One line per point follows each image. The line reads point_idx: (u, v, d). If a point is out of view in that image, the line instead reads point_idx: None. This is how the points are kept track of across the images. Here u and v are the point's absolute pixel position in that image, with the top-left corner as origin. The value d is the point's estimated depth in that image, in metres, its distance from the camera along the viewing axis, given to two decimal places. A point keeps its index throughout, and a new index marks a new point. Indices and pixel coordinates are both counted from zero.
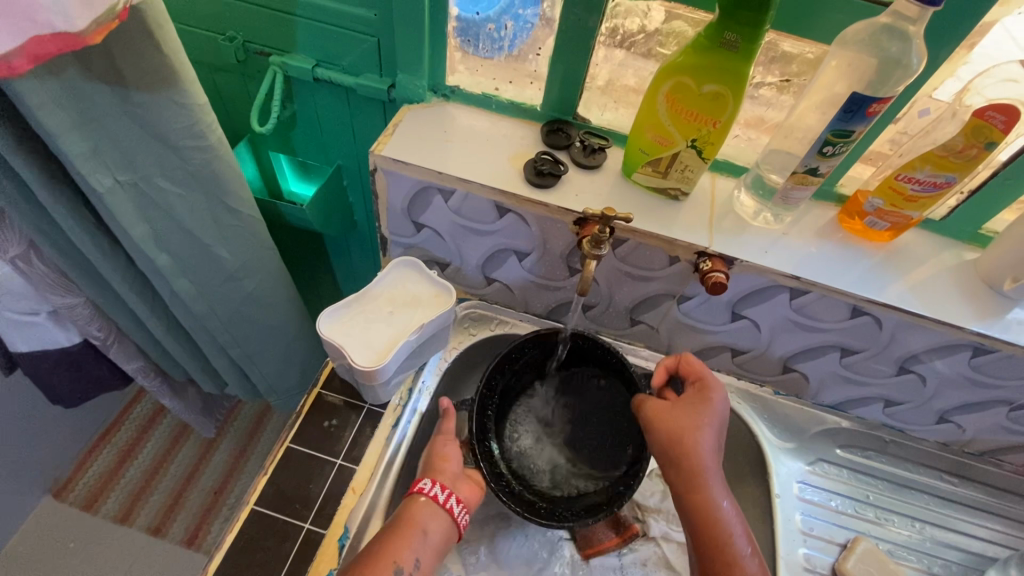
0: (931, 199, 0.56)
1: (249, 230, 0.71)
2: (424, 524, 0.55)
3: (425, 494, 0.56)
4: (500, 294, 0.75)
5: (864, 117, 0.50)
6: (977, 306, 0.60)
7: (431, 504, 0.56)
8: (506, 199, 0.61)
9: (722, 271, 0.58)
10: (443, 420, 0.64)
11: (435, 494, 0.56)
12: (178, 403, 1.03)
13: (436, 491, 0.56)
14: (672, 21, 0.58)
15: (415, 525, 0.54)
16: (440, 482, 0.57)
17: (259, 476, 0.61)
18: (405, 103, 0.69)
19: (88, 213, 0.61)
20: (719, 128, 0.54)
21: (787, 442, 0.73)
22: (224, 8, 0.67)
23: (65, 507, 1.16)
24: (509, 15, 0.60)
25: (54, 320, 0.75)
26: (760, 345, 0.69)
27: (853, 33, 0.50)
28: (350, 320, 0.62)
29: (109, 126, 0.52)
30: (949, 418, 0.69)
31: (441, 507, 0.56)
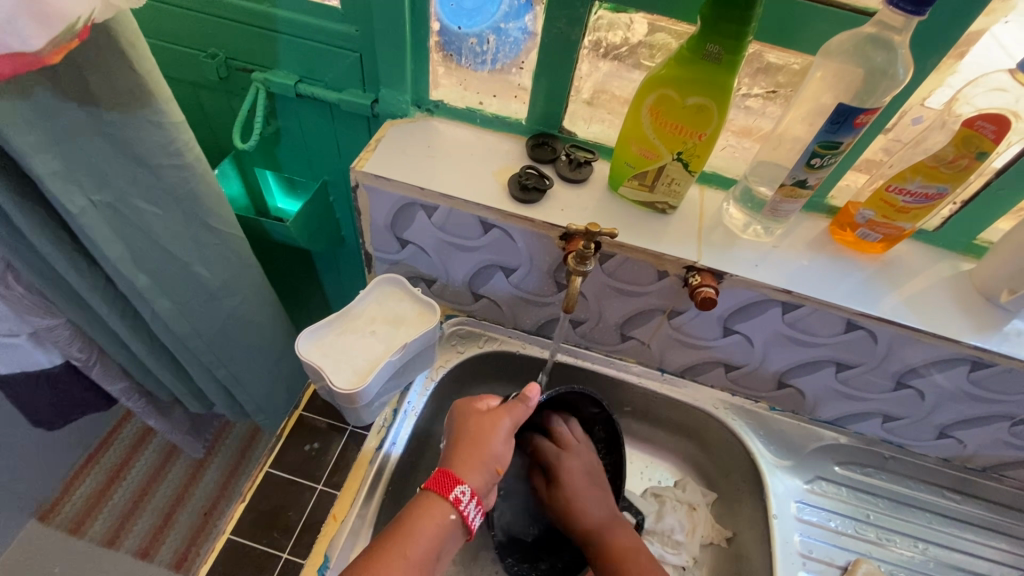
0: (923, 210, 0.55)
1: (230, 249, 0.69)
2: (442, 543, 0.50)
3: (457, 510, 0.51)
4: (488, 310, 0.73)
5: (851, 128, 0.49)
6: (974, 319, 0.58)
7: (457, 523, 0.51)
8: (491, 215, 0.60)
9: (712, 286, 0.56)
10: (519, 413, 0.57)
11: (467, 515, 0.51)
12: (164, 424, 1.00)
13: (471, 509, 0.51)
14: (656, 33, 0.57)
15: (433, 546, 0.49)
16: (478, 499, 0.52)
17: (238, 503, 0.59)
18: (389, 118, 0.68)
19: (64, 233, 0.59)
20: (705, 141, 0.53)
21: (784, 460, 0.71)
22: (205, 25, 0.67)
23: (50, 532, 1.13)
24: (491, 30, 0.60)
25: (34, 342, 0.73)
26: (754, 361, 0.67)
27: (837, 44, 0.49)
28: (331, 341, 0.60)
29: (82, 145, 0.51)
30: (949, 433, 0.67)
31: (466, 526, 0.51)
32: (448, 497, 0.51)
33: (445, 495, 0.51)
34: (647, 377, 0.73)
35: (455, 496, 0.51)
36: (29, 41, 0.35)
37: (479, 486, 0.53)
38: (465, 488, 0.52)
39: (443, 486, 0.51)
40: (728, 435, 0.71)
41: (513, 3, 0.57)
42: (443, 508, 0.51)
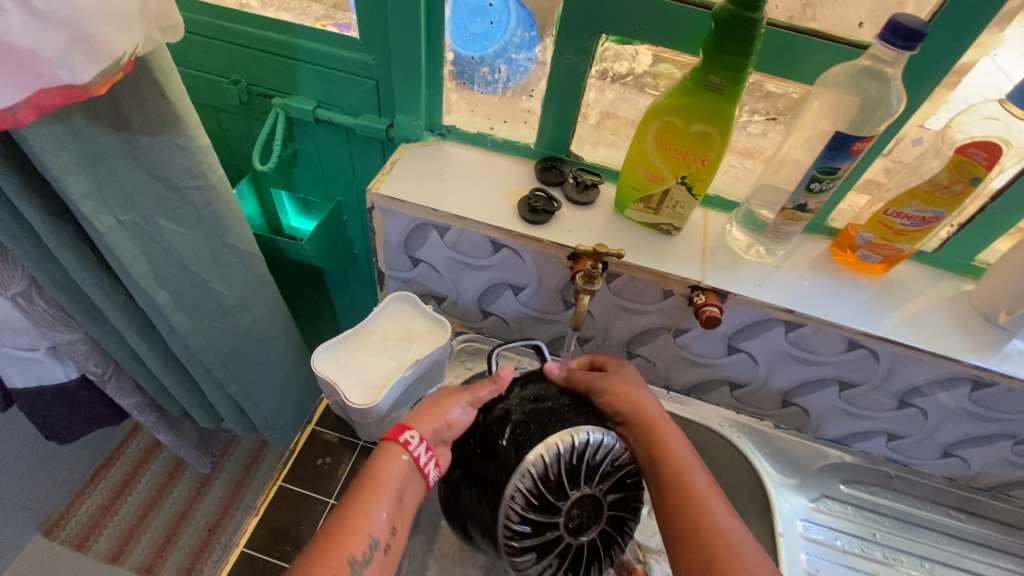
0: (921, 233, 0.57)
1: (247, 267, 0.71)
2: (403, 484, 0.52)
3: (409, 451, 0.52)
4: (497, 327, 0.75)
5: (848, 155, 0.51)
6: (973, 338, 0.59)
7: (412, 466, 0.52)
8: (501, 235, 0.62)
9: (716, 305, 0.58)
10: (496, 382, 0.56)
11: (418, 456, 0.52)
12: (173, 438, 1.01)
13: (419, 451, 0.53)
14: (660, 64, 0.60)
15: (390, 486, 0.51)
16: (427, 443, 0.53)
17: (251, 516, 0.60)
18: (403, 142, 0.71)
19: (90, 251, 0.62)
20: (707, 166, 0.55)
21: (789, 477, 0.72)
22: (229, 54, 0.70)
23: (55, 546, 1.13)
24: (502, 59, 0.63)
25: (52, 354, 0.75)
26: (758, 378, 0.68)
27: (834, 75, 0.51)
28: (343, 356, 0.62)
29: (113, 168, 0.53)
30: (953, 452, 0.68)
31: (418, 471, 0.53)
32: (399, 439, 0.53)
33: (396, 439, 0.53)
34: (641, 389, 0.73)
35: (404, 438, 0.53)
36: (77, 73, 0.38)
37: (428, 428, 0.54)
38: (413, 432, 0.53)
39: (394, 431, 0.53)
40: (732, 453, 0.71)
41: (524, 35, 0.60)
42: (395, 452, 0.53)
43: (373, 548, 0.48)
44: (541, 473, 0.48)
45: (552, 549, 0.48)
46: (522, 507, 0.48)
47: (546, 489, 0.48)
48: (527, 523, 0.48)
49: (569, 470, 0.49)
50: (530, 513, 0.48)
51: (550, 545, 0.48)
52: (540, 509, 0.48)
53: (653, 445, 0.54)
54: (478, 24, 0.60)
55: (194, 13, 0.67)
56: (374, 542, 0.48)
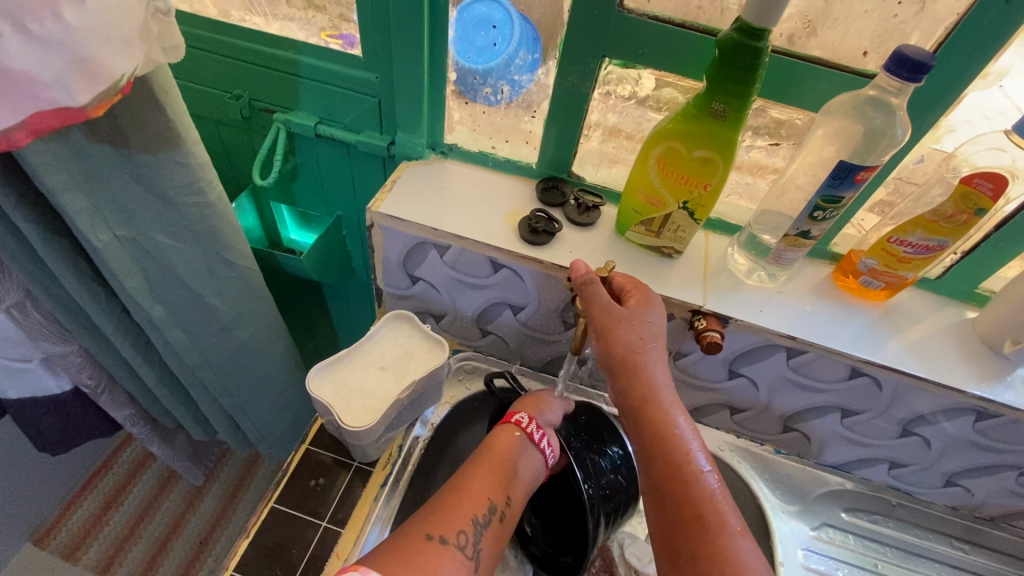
0: (925, 261, 0.57)
1: (245, 282, 0.71)
2: (517, 457, 0.57)
3: (520, 428, 0.59)
4: (495, 346, 0.74)
5: (852, 184, 0.51)
6: (978, 368, 0.59)
7: (526, 440, 0.58)
8: (501, 255, 0.61)
9: (717, 330, 0.57)
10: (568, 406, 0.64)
11: (531, 432, 0.58)
12: (166, 450, 1.00)
13: (532, 428, 0.59)
14: (663, 88, 0.60)
15: (503, 454, 0.57)
16: (537, 421, 0.60)
17: (241, 538, 0.59)
18: (404, 160, 0.71)
19: (86, 265, 0.61)
20: (709, 191, 0.55)
21: (791, 504, 0.70)
22: (232, 69, 0.70)
23: (44, 556, 1.12)
24: (505, 80, 0.62)
25: (45, 366, 0.74)
26: (759, 403, 0.68)
27: (838, 104, 0.51)
28: (339, 377, 0.61)
29: (111, 184, 0.53)
30: (956, 481, 0.67)
31: (531, 444, 0.58)
32: (510, 419, 0.60)
33: (509, 419, 0.60)
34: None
35: (516, 418, 0.60)
36: (75, 96, 0.37)
37: (534, 412, 0.61)
38: (522, 413, 0.60)
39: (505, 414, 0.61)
40: (733, 477, 0.70)
41: (527, 56, 0.60)
42: (509, 429, 0.59)
43: (489, 512, 0.52)
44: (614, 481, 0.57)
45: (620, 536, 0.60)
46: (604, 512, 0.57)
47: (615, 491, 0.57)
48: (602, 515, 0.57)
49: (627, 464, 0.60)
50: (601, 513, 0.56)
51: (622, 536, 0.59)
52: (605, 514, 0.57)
53: (653, 429, 0.51)
54: (481, 39, 0.60)
55: (198, 28, 0.67)
56: (491, 507, 0.52)
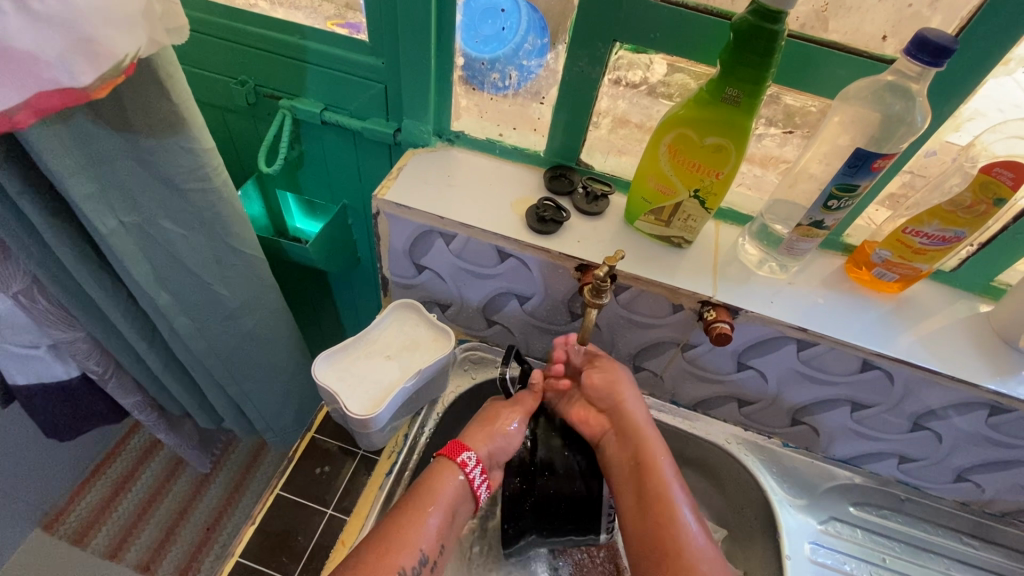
0: (940, 252, 0.55)
1: (250, 269, 0.71)
2: (457, 501, 0.55)
3: (464, 472, 0.56)
4: (501, 336, 0.74)
5: (869, 172, 0.49)
6: (992, 362, 0.58)
7: (464, 485, 0.56)
8: (508, 244, 0.60)
9: (727, 322, 0.57)
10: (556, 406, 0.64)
11: (473, 478, 0.56)
12: (174, 437, 1.01)
13: (475, 473, 0.56)
14: (675, 74, 0.59)
15: (443, 499, 0.54)
16: (482, 465, 0.57)
17: (246, 526, 0.59)
18: (410, 147, 0.70)
19: (92, 251, 0.61)
20: (721, 179, 0.54)
21: (798, 498, 0.70)
22: (237, 55, 0.70)
23: (54, 541, 1.13)
24: (513, 66, 0.62)
25: (54, 353, 0.74)
26: (768, 396, 0.67)
27: (855, 90, 0.50)
28: (344, 365, 0.61)
29: (117, 169, 0.53)
30: (967, 476, 0.66)
31: (468, 492, 0.56)
32: (456, 459, 0.57)
33: (454, 459, 0.57)
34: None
35: (462, 459, 0.57)
36: (78, 77, 0.37)
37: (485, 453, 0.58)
38: (471, 453, 0.57)
39: (452, 451, 0.57)
40: (738, 470, 0.70)
41: (535, 41, 0.59)
42: (452, 471, 0.56)
43: (420, 564, 0.51)
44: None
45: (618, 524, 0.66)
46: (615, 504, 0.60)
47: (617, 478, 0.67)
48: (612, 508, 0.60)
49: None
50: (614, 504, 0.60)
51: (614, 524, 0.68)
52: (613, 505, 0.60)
53: (643, 454, 0.58)
54: (488, 26, 0.59)
55: (204, 13, 0.67)
56: (422, 558, 0.51)
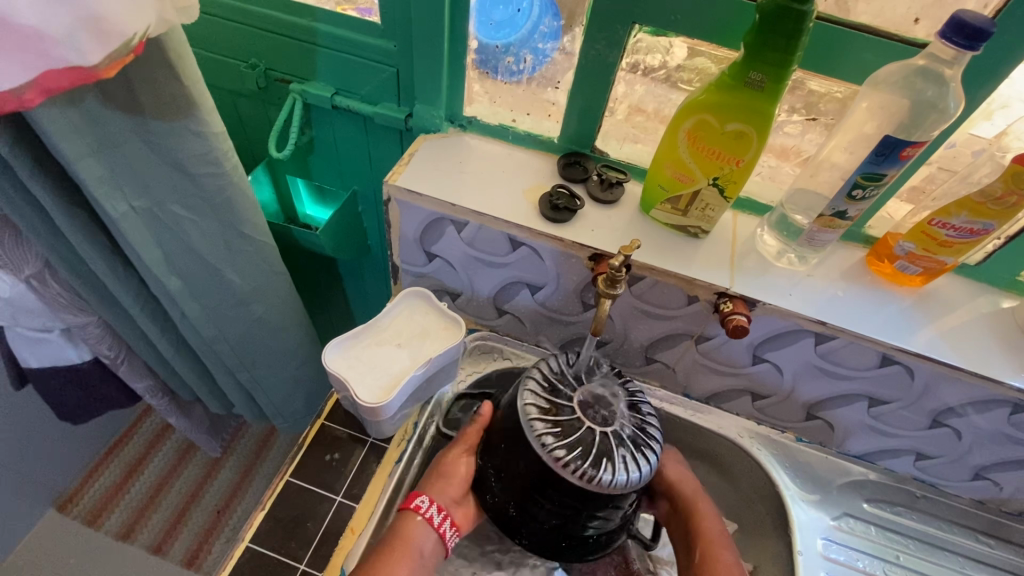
0: (968, 245, 0.54)
1: (260, 255, 0.70)
2: (422, 545, 0.54)
3: (420, 514, 0.54)
4: (511, 326, 0.73)
5: (896, 160, 0.48)
6: (1016, 359, 0.56)
7: (425, 527, 0.54)
8: (521, 232, 0.59)
9: (744, 314, 0.55)
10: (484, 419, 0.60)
11: (431, 517, 0.54)
12: (184, 422, 1.01)
13: (432, 512, 0.54)
14: (695, 58, 0.57)
15: (412, 545, 0.53)
16: (439, 503, 0.55)
17: (256, 510, 0.59)
18: (422, 132, 0.69)
19: (103, 234, 0.61)
20: (742, 167, 0.52)
21: (811, 493, 0.68)
22: (248, 37, 0.69)
23: (68, 521, 1.15)
24: (527, 49, 0.60)
25: (66, 336, 0.74)
26: (783, 390, 0.66)
27: (885, 75, 0.48)
28: (355, 353, 0.60)
29: (126, 151, 0.52)
30: (986, 474, 0.65)
31: (434, 530, 0.54)
32: (410, 503, 0.55)
33: (408, 506, 0.55)
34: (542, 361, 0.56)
35: (415, 502, 0.55)
36: (86, 55, 0.36)
37: (438, 490, 0.56)
38: (423, 495, 0.55)
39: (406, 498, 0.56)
40: (752, 467, 0.69)
41: (551, 24, 0.58)
42: (411, 518, 0.55)
43: None
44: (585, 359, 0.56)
45: (620, 415, 0.51)
46: (553, 386, 0.52)
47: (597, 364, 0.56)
48: (555, 428, 0.49)
49: (600, 371, 0.55)
50: (553, 396, 0.51)
51: (624, 389, 0.54)
52: (554, 392, 0.52)
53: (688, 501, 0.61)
54: (503, 11, 0.57)
55: None
56: None
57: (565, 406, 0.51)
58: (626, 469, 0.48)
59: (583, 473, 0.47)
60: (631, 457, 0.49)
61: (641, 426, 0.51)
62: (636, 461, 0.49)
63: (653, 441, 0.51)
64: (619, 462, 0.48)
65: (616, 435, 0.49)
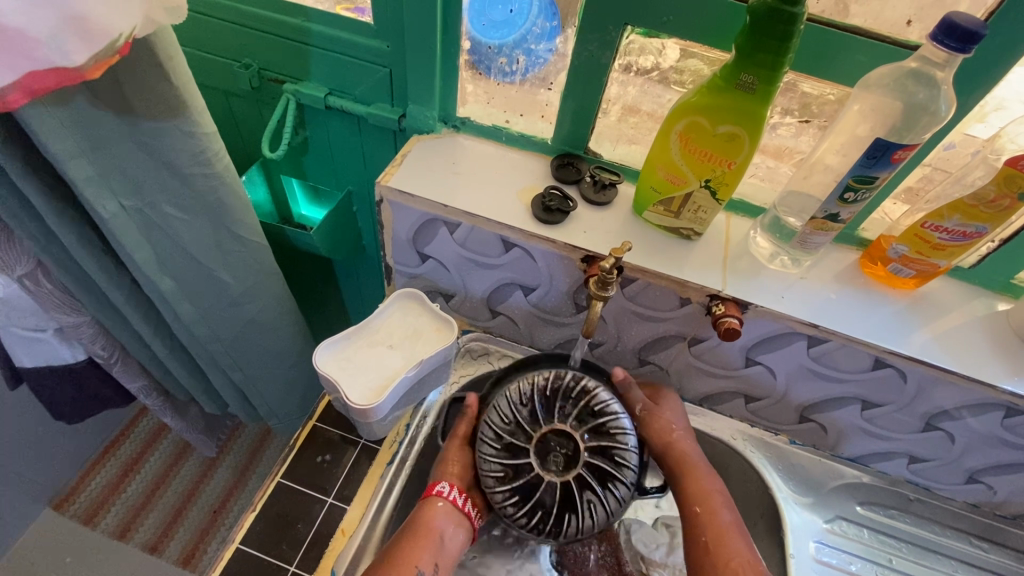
0: (961, 248, 0.54)
1: (253, 256, 0.70)
2: (445, 528, 0.54)
3: (444, 497, 0.55)
4: (505, 327, 0.73)
5: (888, 163, 0.48)
6: (1010, 362, 0.56)
7: (450, 510, 0.55)
8: (513, 234, 0.59)
9: (735, 316, 0.55)
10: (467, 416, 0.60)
11: (455, 499, 0.55)
12: (179, 421, 1.01)
13: (455, 494, 0.55)
14: (688, 59, 0.57)
15: (434, 531, 0.54)
16: (460, 487, 0.56)
17: (248, 512, 0.59)
18: (415, 133, 0.69)
19: (95, 235, 0.61)
20: (734, 170, 0.52)
21: (804, 495, 0.68)
22: (241, 37, 0.68)
23: (64, 521, 1.15)
24: (521, 49, 0.60)
25: (60, 336, 0.74)
26: (777, 392, 0.65)
27: (877, 77, 0.48)
28: (346, 354, 0.60)
29: (116, 152, 0.52)
30: (979, 478, 0.65)
31: (459, 511, 0.55)
32: (431, 491, 0.56)
33: (430, 491, 0.56)
34: (495, 410, 0.55)
35: (438, 488, 0.56)
36: (71, 56, 0.36)
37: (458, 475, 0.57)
38: (444, 481, 0.56)
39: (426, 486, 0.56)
40: (743, 467, 0.69)
41: (545, 24, 0.57)
42: (433, 503, 0.55)
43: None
44: (543, 392, 0.54)
45: (580, 459, 0.52)
46: (506, 448, 0.53)
47: (555, 394, 0.54)
48: (514, 494, 0.52)
49: (564, 400, 0.54)
50: (508, 459, 0.52)
51: (588, 418, 0.53)
52: (510, 452, 0.53)
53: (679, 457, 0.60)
54: (498, 11, 0.57)
55: None
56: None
57: (521, 467, 0.52)
58: (592, 512, 0.51)
59: (550, 526, 0.51)
60: (597, 498, 0.51)
61: (608, 459, 0.52)
62: (601, 501, 0.51)
63: (624, 471, 0.53)
64: (584, 509, 0.51)
65: (578, 482, 0.51)
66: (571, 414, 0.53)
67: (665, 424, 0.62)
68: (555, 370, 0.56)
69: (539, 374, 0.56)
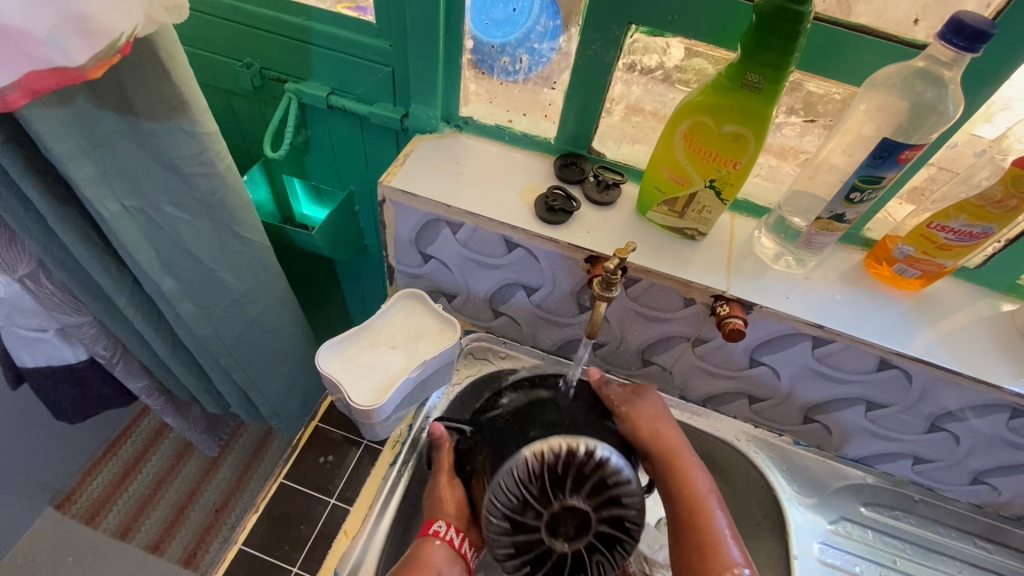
0: (967, 248, 0.53)
1: (255, 256, 0.70)
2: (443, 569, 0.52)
3: (440, 537, 0.53)
4: (508, 327, 0.72)
5: (895, 163, 0.47)
6: (1016, 363, 0.56)
7: (447, 550, 0.53)
8: (516, 234, 0.59)
9: (739, 317, 0.55)
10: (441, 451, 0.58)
11: (451, 539, 0.54)
12: (181, 421, 1.01)
13: (452, 534, 0.54)
14: (693, 58, 0.56)
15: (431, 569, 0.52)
16: (457, 525, 0.55)
17: (250, 512, 0.59)
18: (417, 133, 0.68)
19: (96, 235, 0.60)
20: (739, 169, 0.52)
21: (809, 497, 0.68)
22: (243, 35, 0.68)
23: (66, 520, 1.15)
24: (524, 48, 0.60)
25: (61, 336, 0.74)
26: (781, 392, 0.65)
27: (883, 77, 0.48)
28: (348, 354, 0.60)
29: (118, 152, 0.51)
30: (984, 479, 0.64)
31: (456, 553, 0.54)
32: (427, 531, 0.54)
33: (426, 532, 0.54)
34: (500, 487, 0.48)
35: (434, 528, 0.54)
36: (71, 56, 0.36)
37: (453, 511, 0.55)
38: (440, 519, 0.55)
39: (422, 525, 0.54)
40: (746, 467, 0.68)
41: (548, 23, 0.57)
42: (429, 543, 0.53)
43: None
44: (554, 468, 0.47)
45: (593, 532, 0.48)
46: (515, 527, 0.47)
47: (568, 470, 0.47)
48: (525, 565, 0.48)
49: (577, 473, 0.48)
50: (517, 537, 0.47)
51: (602, 493, 0.48)
52: (520, 529, 0.47)
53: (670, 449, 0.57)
54: (500, 10, 0.57)
55: None
56: None
57: (531, 544, 0.47)
58: (601, 571, 0.49)
59: None
60: (607, 559, 0.49)
61: (621, 527, 0.48)
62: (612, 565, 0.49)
63: (634, 532, 0.49)
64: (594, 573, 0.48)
65: (589, 550, 0.48)
66: (584, 488, 0.47)
67: (652, 414, 0.60)
68: (566, 441, 0.49)
69: (547, 445, 0.49)
